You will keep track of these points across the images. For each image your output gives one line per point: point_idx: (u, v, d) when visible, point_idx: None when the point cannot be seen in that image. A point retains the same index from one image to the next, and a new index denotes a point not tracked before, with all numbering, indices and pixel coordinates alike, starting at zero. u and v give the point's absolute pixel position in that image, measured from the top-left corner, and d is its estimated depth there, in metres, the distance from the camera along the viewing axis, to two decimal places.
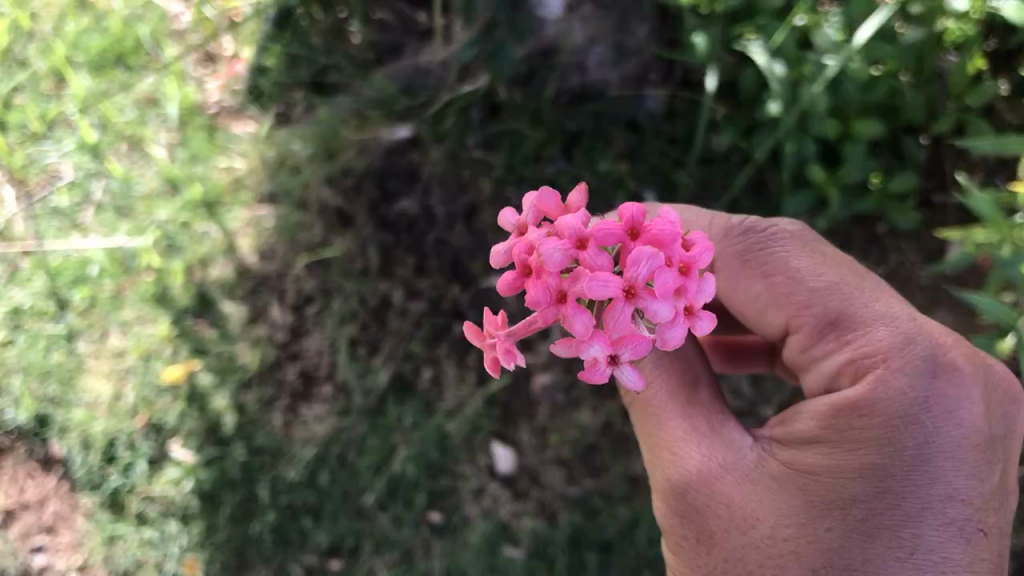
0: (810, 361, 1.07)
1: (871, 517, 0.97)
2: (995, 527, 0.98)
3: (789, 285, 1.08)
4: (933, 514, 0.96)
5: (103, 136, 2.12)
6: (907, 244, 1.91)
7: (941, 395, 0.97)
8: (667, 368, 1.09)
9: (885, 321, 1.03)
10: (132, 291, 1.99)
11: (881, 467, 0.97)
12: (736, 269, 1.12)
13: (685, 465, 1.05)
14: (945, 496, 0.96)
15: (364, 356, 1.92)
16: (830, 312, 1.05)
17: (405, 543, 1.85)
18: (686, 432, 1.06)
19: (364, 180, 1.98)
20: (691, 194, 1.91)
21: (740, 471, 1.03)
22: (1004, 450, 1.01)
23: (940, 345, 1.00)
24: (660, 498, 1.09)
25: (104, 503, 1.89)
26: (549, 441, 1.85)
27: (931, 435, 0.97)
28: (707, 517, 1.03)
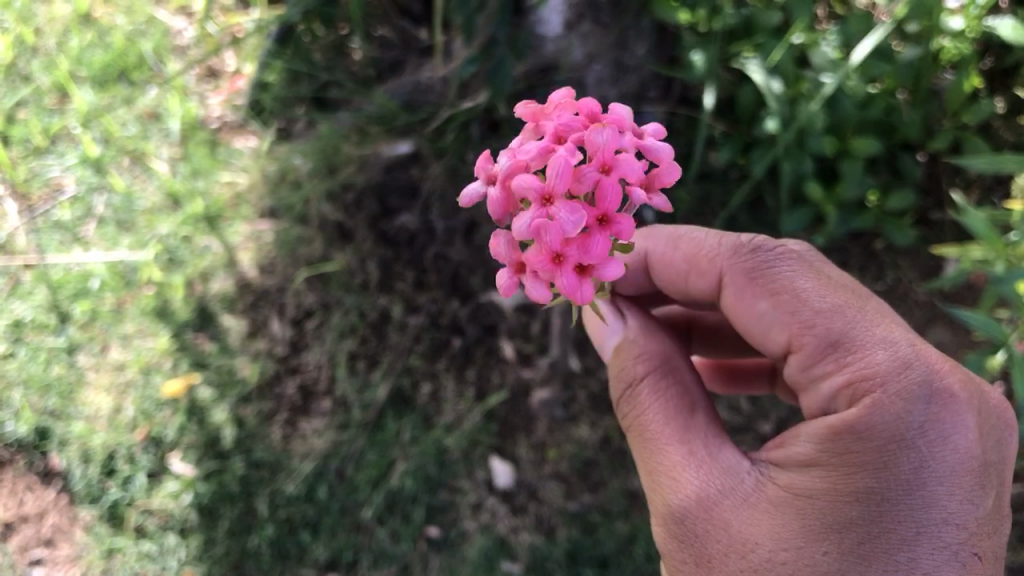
0: (809, 381, 1.06)
1: (869, 541, 0.95)
2: (989, 551, 0.97)
3: (792, 305, 1.06)
4: (929, 538, 0.95)
5: (106, 151, 2.14)
6: (903, 261, 1.92)
7: (937, 420, 0.97)
8: (665, 391, 1.08)
9: (884, 344, 1.01)
10: (134, 305, 2.00)
11: (878, 490, 0.95)
12: (741, 286, 1.12)
13: (682, 490, 1.03)
14: (941, 520, 0.95)
15: (363, 370, 1.93)
16: (832, 333, 1.03)
17: (403, 558, 1.83)
18: (684, 457, 1.04)
19: (364, 196, 1.99)
20: (689, 211, 1.93)
21: (738, 495, 1.01)
22: (999, 476, 1.00)
23: (937, 370, 0.99)
24: (659, 524, 1.06)
25: (103, 516, 1.88)
26: (547, 455, 1.86)
27: (927, 459, 0.96)
28: (705, 543, 1.01)
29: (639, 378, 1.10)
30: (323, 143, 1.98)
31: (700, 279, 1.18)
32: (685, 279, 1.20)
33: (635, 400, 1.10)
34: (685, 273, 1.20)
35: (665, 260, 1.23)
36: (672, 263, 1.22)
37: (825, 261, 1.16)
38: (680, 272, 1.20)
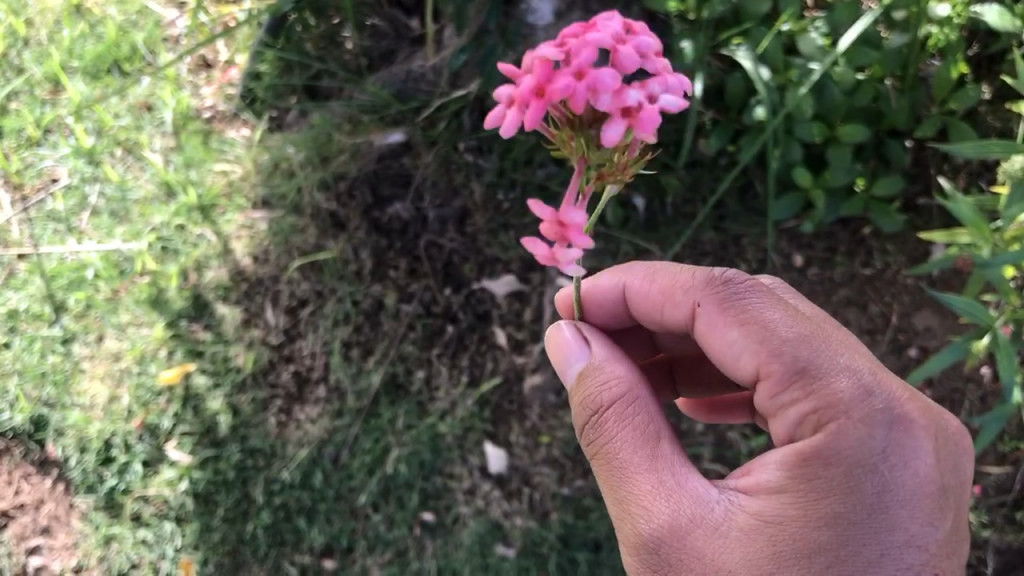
0: (776, 408, 1.05)
1: (837, 565, 0.95)
2: (949, 571, 0.99)
3: (760, 332, 1.06)
4: (894, 560, 0.96)
5: (99, 141, 2.14)
6: (892, 246, 1.94)
7: (898, 445, 0.99)
8: (631, 421, 1.04)
9: (847, 372, 1.02)
10: (128, 293, 2.00)
11: (845, 515, 0.96)
12: (711, 313, 1.11)
13: (653, 518, 1.01)
14: (905, 542, 0.97)
15: (357, 358, 1.94)
16: (799, 360, 1.03)
17: (398, 542, 1.86)
18: (656, 488, 1.01)
19: (357, 185, 1.99)
20: (679, 196, 1.96)
21: (710, 523, 0.99)
22: (957, 499, 1.03)
23: (896, 398, 1.02)
24: (631, 552, 1.05)
25: (100, 505, 1.89)
26: (541, 440, 1.88)
27: (889, 483, 0.98)
28: (679, 571, 1.00)
29: (607, 407, 1.06)
30: (316, 132, 2.00)
31: (676, 309, 1.19)
32: (660, 308, 1.22)
33: (601, 429, 1.06)
34: (661, 304, 1.22)
35: (644, 294, 1.25)
36: (649, 295, 1.24)
37: (796, 297, 1.16)
38: (656, 303, 1.22)
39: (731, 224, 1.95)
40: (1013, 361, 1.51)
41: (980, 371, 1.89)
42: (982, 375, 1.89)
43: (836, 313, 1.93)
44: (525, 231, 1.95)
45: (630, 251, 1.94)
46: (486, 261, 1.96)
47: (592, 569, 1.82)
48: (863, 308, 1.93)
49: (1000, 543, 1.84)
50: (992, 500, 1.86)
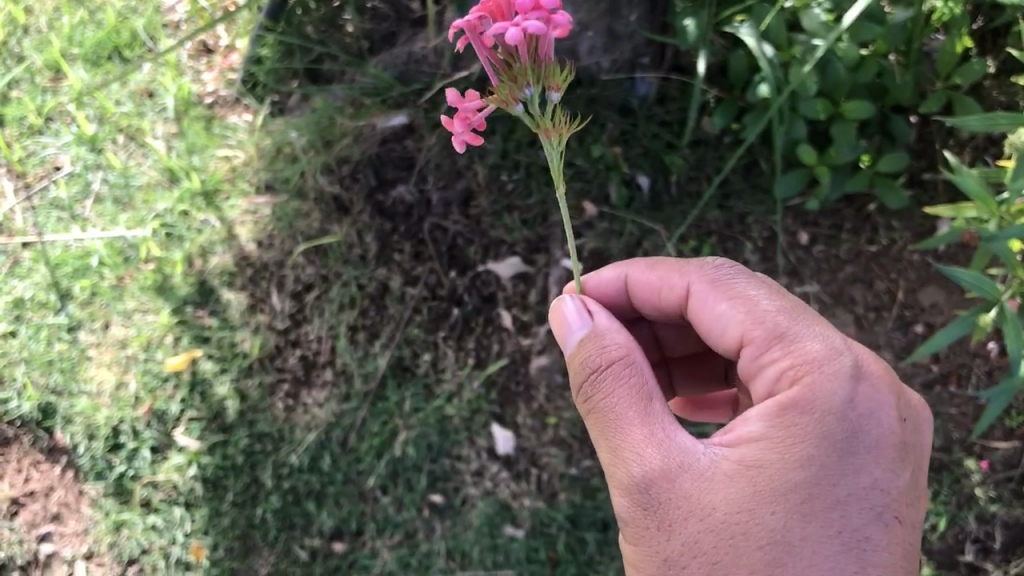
0: (757, 369, 1.09)
1: (810, 502, 0.99)
2: (907, 517, 1.03)
3: (746, 302, 1.12)
4: (860, 500, 1.00)
5: (101, 129, 2.13)
6: (897, 223, 1.93)
7: (868, 396, 1.03)
8: (628, 378, 1.06)
9: (823, 335, 1.07)
10: (133, 280, 2.00)
11: (818, 457, 0.99)
12: (704, 289, 1.18)
13: (643, 462, 1.03)
14: (870, 485, 1.01)
15: (363, 342, 1.94)
16: (779, 324, 1.08)
17: (407, 524, 1.87)
18: (646, 436, 1.03)
19: (360, 168, 1.97)
20: (684, 174, 1.95)
21: (697, 468, 1.02)
22: (917, 454, 1.07)
23: (867, 358, 1.06)
24: (617, 496, 1.07)
25: (109, 491, 1.90)
26: (548, 421, 1.89)
27: (858, 429, 1.01)
28: (664, 511, 1.02)
29: (606, 366, 1.07)
30: (319, 115, 2.00)
31: (670, 292, 1.24)
32: (657, 293, 1.27)
33: (598, 384, 1.07)
34: (658, 289, 1.27)
35: (643, 280, 1.29)
36: (648, 284, 1.29)
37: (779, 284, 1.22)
38: (655, 289, 1.27)
39: (735, 202, 1.95)
40: (1021, 333, 1.52)
41: (987, 346, 1.89)
42: (989, 350, 1.88)
43: (841, 291, 1.94)
44: (529, 212, 1.95)
45: (636, 231, 1.93)
46: (491, 243, 1.95)
47: (601, 549, 1.83)
48: (869, 286, 1.93)
49: (1008, 518, 1.84)
50: (999, 476, 1.86)
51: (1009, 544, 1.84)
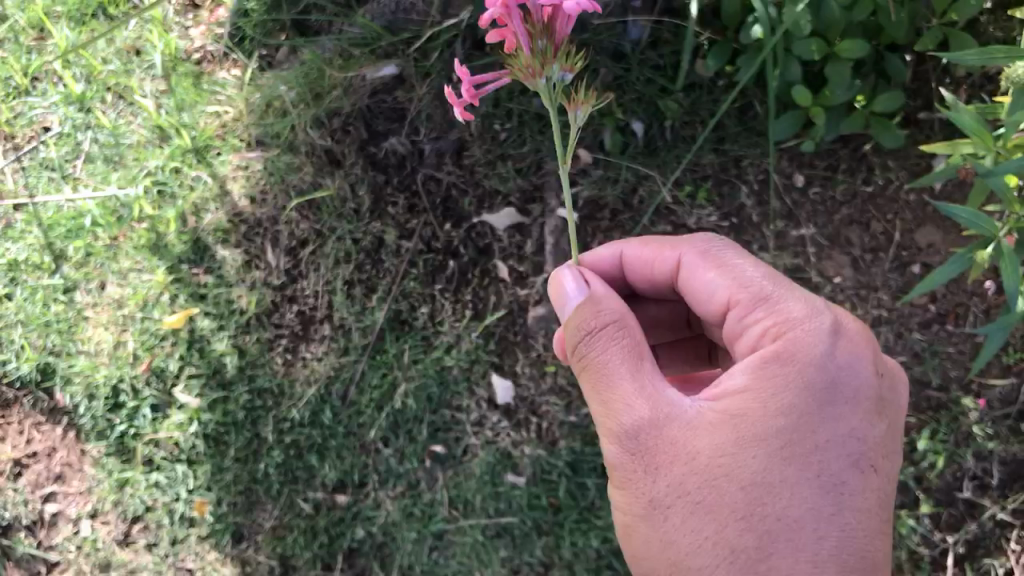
0: (742, 329, 1.15)
1: (789, 447, 1.05)
2: (882, 466, 1.10)
3: (733, 269, 1.20)
4: (837, 446, 1.06)
5: (89, 87, 2.09)
6: (894, 162, 1.92)
7: (846, 351, 1.09)
8: (620, 338, 1.12)
9: (805, 297, 1.13)
10: (127, 239, 1.99)
11: (799, 406, 1.06)
12: (694, 259, 1.26)
13: (632, 412, 1.09)
14: (848, 433, 1.07)
15: (360, 296, 1.94)
16: (763, 287, 1.16)
17: (409, 475, 1.88)
18: (636, 389, 1.09)
19: (352, 121, 1.97)
20: (678, 118, 1.93)
21: (683, 416, 1.08)
22: (892, 410, 1.13)
23: (846, 319, 1.12)
24: (606, 443, 1.14)
25: (112, 450, 1.91)
26: (546, 370, 1.89)
27: (836, 380, 1.07)
28: (652, 457, 1.09)
29: (600, 326, 1.13)
30: (307, 68, 1.97)
31: (663, 265, 1.32)
32: (652, 266, 1.35)
33: (591, 343, 1.13)
34: (653, 263, 1.35)
35: (638, 255, 1.37)
36: (643, 258, 1.37)
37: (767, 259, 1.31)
38: (650, 262, 1.35)
39: (730, 146, 1.93)
40: (1017, 269, 1.51)
41: (984, 285, 1.89)
42: (986, 289, 1.89)
43: (837, 233, 1.94)
44: (523, 161, 1.93)
45: (630, 177, 1.92)
46: (485, 193, 1.94)
47: (602, 494, 1.84)
48: (865, 227, 1.94)
49: (1005, 454, 1.86)
50: (997, 413, 1.87)
51: (1006, 479, 1.86)
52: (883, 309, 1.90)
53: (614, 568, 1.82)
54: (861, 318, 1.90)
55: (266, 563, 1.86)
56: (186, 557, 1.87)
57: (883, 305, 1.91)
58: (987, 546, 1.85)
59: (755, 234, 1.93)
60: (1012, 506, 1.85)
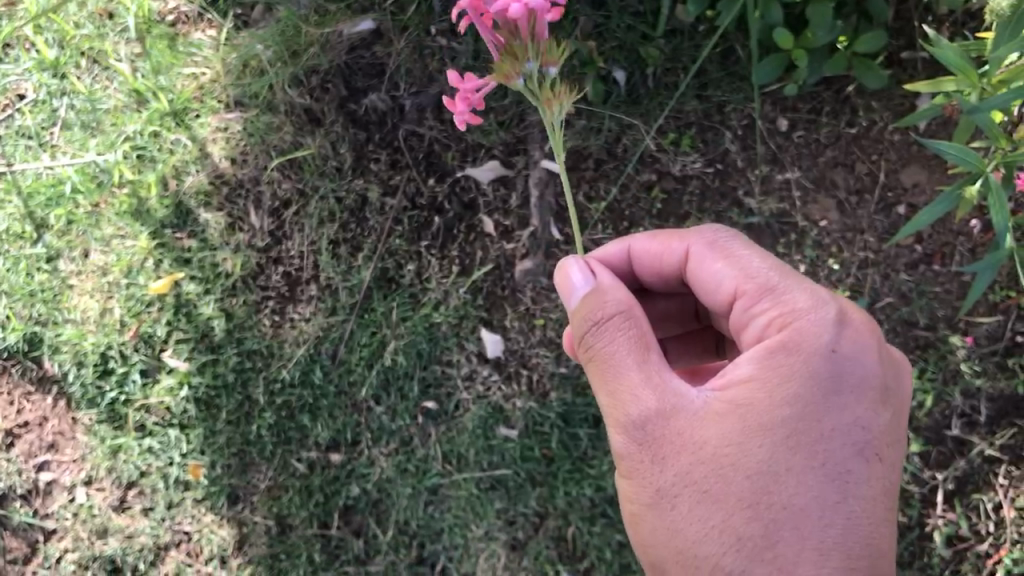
0: (748, 320, 1.15)
1: (795, 437, 1.06)
2: (888, 454, 1.10)
3: (742, 261, 1.18)
4: (843, 435, 1.07)
5: (62, 52, 2.05)
6: (878, 103, 1.91)
7: (851, 340, 1.09)
8: (627, 330, 1.11)
9: (811, 287, 1.13)
10: (109, 206, 1.97)
11: (804, 395, 1.06)
12: (702, 251, 1.23)
13: (639, 402, 1.09)
14: (853, 423, 1.07)
15: (346, 255, 1.93)
16: (771, 277, 1.14)
17: (401, 432, 1.89)
18: (643, 380, 1.09)
19: (330, 79, 1.95)
20: (660, 65, 1.92)
21: (691, 407, 1.08)
22: (898, 399, 1.13)
23: (851, 308, 1.12)
24: (614, 433, 1.14)
25: (103, 418, 1.91)
26: (535, 323, 1.89)
27: (841, 370, 1.08)
28: (659, 446, 1.10)
29: (607, 317, 1.12)
30: (282, 26, 1.95)
31: (672, 258, 1.29)
32: (660, 259, 1.32)
33: (598, 334, 1.12)
34: (662, 255, 1.31)
35: (646, 249, 1.34)
36: (653, 253, 1.33)
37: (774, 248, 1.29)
38: (659, 254, 1.31)
39: (714, 92, 1.92)
40: (1004, 205, 1.51)
41: (970, 224, 1.89)
42: (972, 228, 1.89)
43: (822, 176, 1.93)
44: (505, 113, 1.91)
45: (613, 127, 1.92)
46: (468, 148, 1.93)
47: (594, 444, 1.85)
48: (850, 169, 1.92)
49: (993, 391, 1.86)
50: (984, 350, 1.88)
51: (995, 416, 1.87)
52: (870, 252, 1.91)
53: (608, 516, 1.84)
54: (847, 262, 1.91)
55: (262, 523, 1.87)
56: (182, 521, 1.88)
57: (869, 248, 1.91)
58: (976, 482, 1.86)
59: (740, 180, 1.93)
60: (999, 442, 1.86)
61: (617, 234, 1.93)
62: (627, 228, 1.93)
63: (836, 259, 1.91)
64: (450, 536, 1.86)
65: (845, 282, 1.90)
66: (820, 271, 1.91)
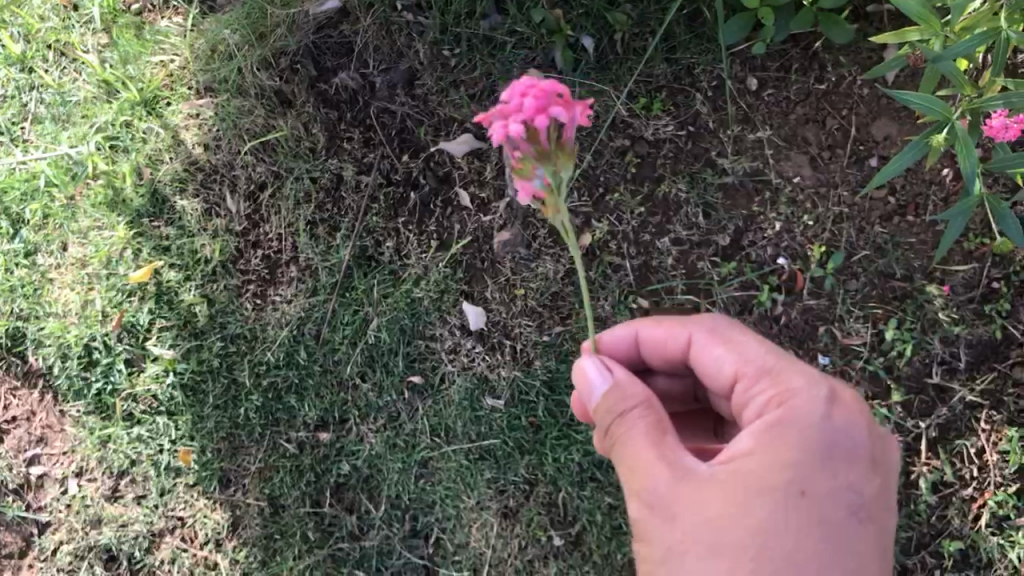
0: (748, 400, 1.20)
1: (801, 499, 1.08)
2: (881, 521, 1.13)
3: (741, 347, 1.25)
4: (841, 498, 1.10)
5: (28, 47, 2.04)
6: (845, 58, 1.92)
7: (843, 411, 1.15)
8: (644, 415, 1.17)
9: (803, 369, 1.19)
10: (84, 197, 1.97)
11: (804, 460, 1.09)
12: (703, 340, 1.31)
13: (654, 476, 1.12)
14: (848, 486, 1.11)
15: (325, 235, 1.94)
16: (768, 362, 1.21)
17: (389, 408, 1.90)
18: (656, 458, 1.12)
19: (299, 60, 1.95)
20: (628, 30, 1.92)
21: (698, 474, 1.10)
22: (886, 470, 1.17)
23: (839, 388, 1.19)
24: (630, 506, 1.16)
25: (91, 409, 1.92)
26: (516, 294, 1.90)
27: (836, 439, 1.12)
28: (672, 515, 1.10)
29: (626, 407, 1.18)
30: (248, 8, 1.96)
31: (675, 345, 1.36)
32: (664, 345, 1.38)
33: (619, 423, 1.18)
34: (667, 340, 1.38)
35: (653, 337, 1.39)
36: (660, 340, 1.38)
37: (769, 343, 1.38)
38: (665, 340, 1.38)
39: (682, 54, 1.93)
40: (973, 152, 1.52)
41: (941, 173, 1.91)
42: (944, 176, 1.90)
43: (794, 133, 1.94)
44: (476, 86, 1.92)
45: (584, 93, 1.92)
46: (441, 122, 1.93)
47: (580, 409, 1.87)
48: (821, 124, 1.94)
49: (972, 338, 1.88)
50: (962, 298, 1.89)
51: (976, 363, 1.89)
52: (844, 206, 1.92)
53: (596, 480, 1.86)
54: (822, 217, 1.92)
55: (255, 505, 1.89)
56: (175, 506, 1.89)
57: (844, 202, 1.92)
58: (959, 428, 1.88)
59: (713, 141, 1.94)
60: (980, 387, 1.88)
61: (593, 200, 1.94)
62: (603, 195, 1.94)
63: (811, 215, 1.92)
64: (442, 508, 1.88)
65: (821, 237, 1.92)
66: (795, 228, 1.93)
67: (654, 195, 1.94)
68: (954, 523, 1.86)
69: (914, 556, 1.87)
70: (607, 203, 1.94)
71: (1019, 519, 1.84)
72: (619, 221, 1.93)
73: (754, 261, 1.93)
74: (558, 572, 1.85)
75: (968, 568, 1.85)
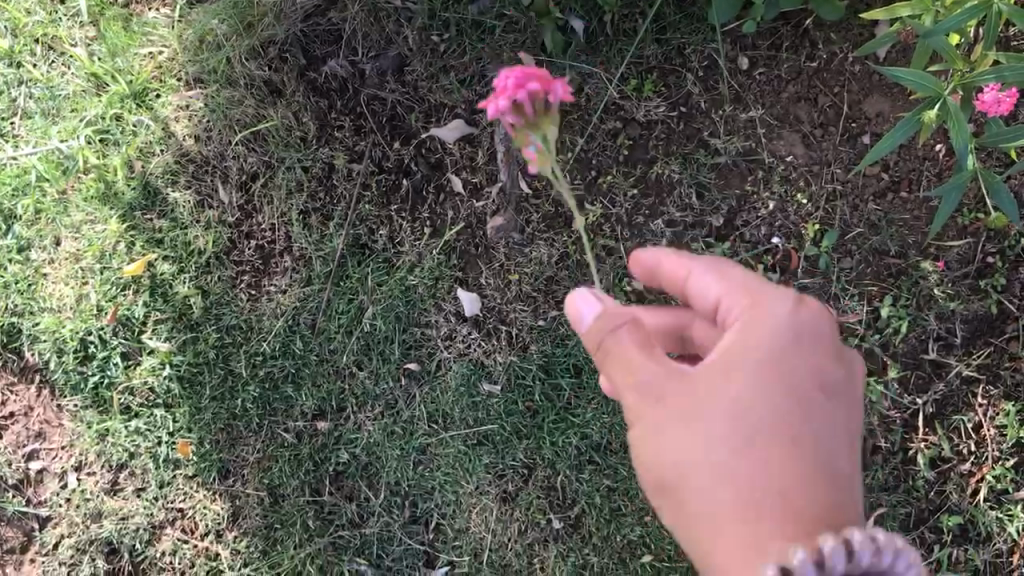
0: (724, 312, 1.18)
1: (774, 383, 1.07)
2: (851, 402, 1.12)
3: (719, 264, 1.22)
4: (815, 386, 1.08)
5: (15, 41, 2.03)
6: (836, 35, 1.90)
7: (814, 309, 1.13)
8: (630, 323, 1.13)
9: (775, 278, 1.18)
10: (76, 191, 1.96)
11: (780, 351, 1.08)
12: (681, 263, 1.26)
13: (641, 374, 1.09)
14: (817, 371, 1.09)
15: (318, 224, 1.93)
16: (744, 275, 1.19)
17: (386, 395, 1.91)
18: (644, 359, 1.09)
19: (288, 49, 1.94)
20: (618, 12, 1.90)
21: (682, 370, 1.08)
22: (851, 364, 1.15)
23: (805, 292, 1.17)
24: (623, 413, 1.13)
25: (89, 403, 1.92)
26: (511, 279, 1.90)
27: (807, 331, 1.10)
28: (660, 411, 1.08)
29: (615, 319, 1.14)
30: None
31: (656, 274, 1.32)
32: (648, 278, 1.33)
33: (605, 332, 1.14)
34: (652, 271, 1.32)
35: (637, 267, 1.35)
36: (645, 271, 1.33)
37: None
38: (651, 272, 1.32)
39: (672, 35, 1.91)
40: (965, 127, 1.51)
41: (935, 148, 1.89)
42: (937, 151, 1.89)
43: (786, 112, 1.93)
44: (466, 71, 1.91)
45: (574, 77, 1.92)
46: (431, 108, 1.93)
47: (577, 393, 1.88)
48: (813, 102, 1.92)
49: (968, 314, 1.88)
50: (957, 274, 1.88)
51: (971, 339, 1.89)
52: (837, 183, 1.91)
53: (595, 463, 1.86)
54: (815, 196, 1.92)
55: (255, 495, 1.89)
56: (175, 498, 1.90)
57: (837, 180, 1.91)
58: (956, 403, 1.88)
59: (705, 122, 1.93)
60: (976, 362, 1.88)
61: (586, 184, 1.95)
62: (596, 178, 1.95)
63: (804, 193, 1.92)
64: (441, 493, 1.89)
65: (815, 216, 1.92)
66: (789, 206, 1.92)
67: (646, 177, 1.93)
68: (952, 498, 1.86)
69: (912, 532, 1.88)
70: (599, 186, 1.94)
71: (1017, 492, 1.84)
72: (612, 204, 1.93)
73: (748, 241, 1.93)
74: (558, 554, 1.86)
75: (967, 543, 1.86)
